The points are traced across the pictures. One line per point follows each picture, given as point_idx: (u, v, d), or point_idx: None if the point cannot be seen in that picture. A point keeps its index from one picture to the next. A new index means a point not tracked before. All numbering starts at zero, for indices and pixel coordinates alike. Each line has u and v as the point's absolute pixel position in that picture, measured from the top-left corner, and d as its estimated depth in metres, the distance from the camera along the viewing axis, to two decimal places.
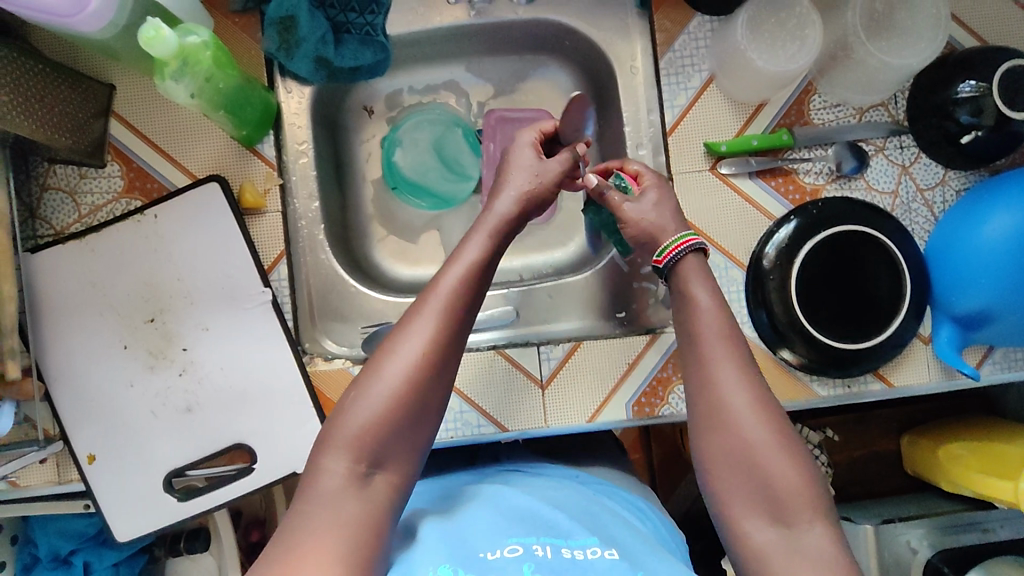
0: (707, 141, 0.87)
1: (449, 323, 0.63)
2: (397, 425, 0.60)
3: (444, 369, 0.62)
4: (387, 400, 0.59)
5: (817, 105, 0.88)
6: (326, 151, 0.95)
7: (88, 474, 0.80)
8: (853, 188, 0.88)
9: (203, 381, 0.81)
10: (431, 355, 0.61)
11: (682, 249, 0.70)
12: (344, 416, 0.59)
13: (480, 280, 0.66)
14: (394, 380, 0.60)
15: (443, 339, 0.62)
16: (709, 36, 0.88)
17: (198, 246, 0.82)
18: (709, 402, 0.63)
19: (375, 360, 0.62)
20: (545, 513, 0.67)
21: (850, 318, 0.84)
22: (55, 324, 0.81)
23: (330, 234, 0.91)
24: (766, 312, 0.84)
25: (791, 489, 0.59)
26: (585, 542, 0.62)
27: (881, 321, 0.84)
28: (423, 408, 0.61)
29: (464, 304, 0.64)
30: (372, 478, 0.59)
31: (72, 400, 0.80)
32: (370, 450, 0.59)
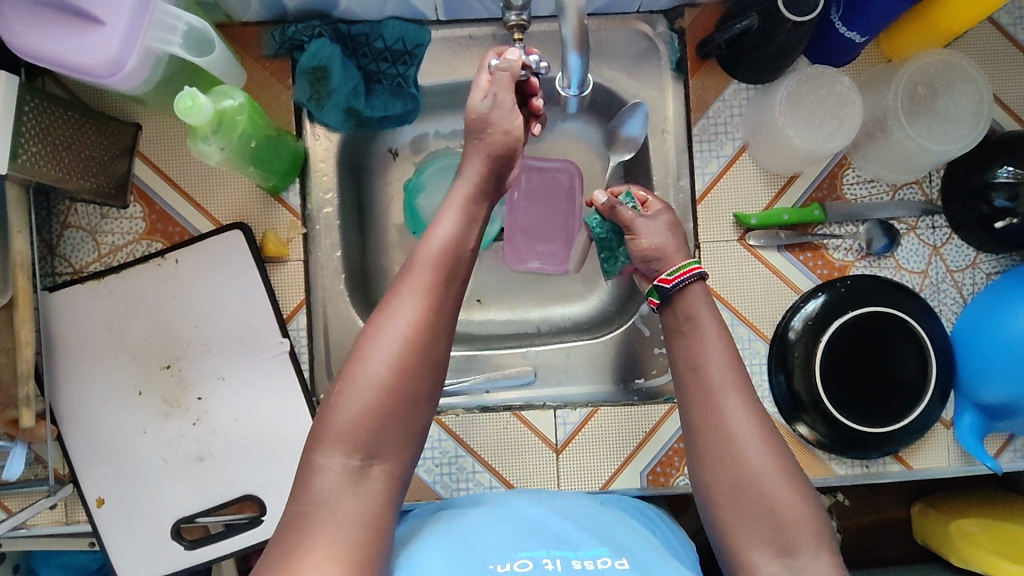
0: (737, 212, 0.86)
1: (433, 303, 0.61)
2: (390, 409, 0.58)
3: (433, 345, 0.61)
4: (376, 385, 0.58)
5: (849, 180, 0.87)
6: (351, 197, 0.94)
7: (96, 519, 0.80)
8: (882, 266, 0.87)
9: (217, 431, 0.81)
10: (417, 334, 0.60)
11: (689, 275, 0.73)
12: (332, 407, 0.58)
13: (459, 253, 0.64)
14: (380, 364, 0.59)
15: (428, 318, 0.60)
16: (744, 104, 0.86)
17: (217, 293, 0.82)
18: (729, 493, 0.62)
19: (360, 347, 0.60)
20: (552, 523, 0.66)
21: (871, 399, 0.83)
22: (70, 366, 0.80)
23: (351, 282, 0.90)
24: (788, 386, 0.83)
25: (796, 517, 0.60)
26: (594, 552, 0.61)
27: (904, 405, 0.82)
28: (414, 392, 0.59)
29: (445, 280, 0.62)
30: (370, 469, 0.57)
31: (84, 444, 0.80)
32: (364, 443, 0.57)
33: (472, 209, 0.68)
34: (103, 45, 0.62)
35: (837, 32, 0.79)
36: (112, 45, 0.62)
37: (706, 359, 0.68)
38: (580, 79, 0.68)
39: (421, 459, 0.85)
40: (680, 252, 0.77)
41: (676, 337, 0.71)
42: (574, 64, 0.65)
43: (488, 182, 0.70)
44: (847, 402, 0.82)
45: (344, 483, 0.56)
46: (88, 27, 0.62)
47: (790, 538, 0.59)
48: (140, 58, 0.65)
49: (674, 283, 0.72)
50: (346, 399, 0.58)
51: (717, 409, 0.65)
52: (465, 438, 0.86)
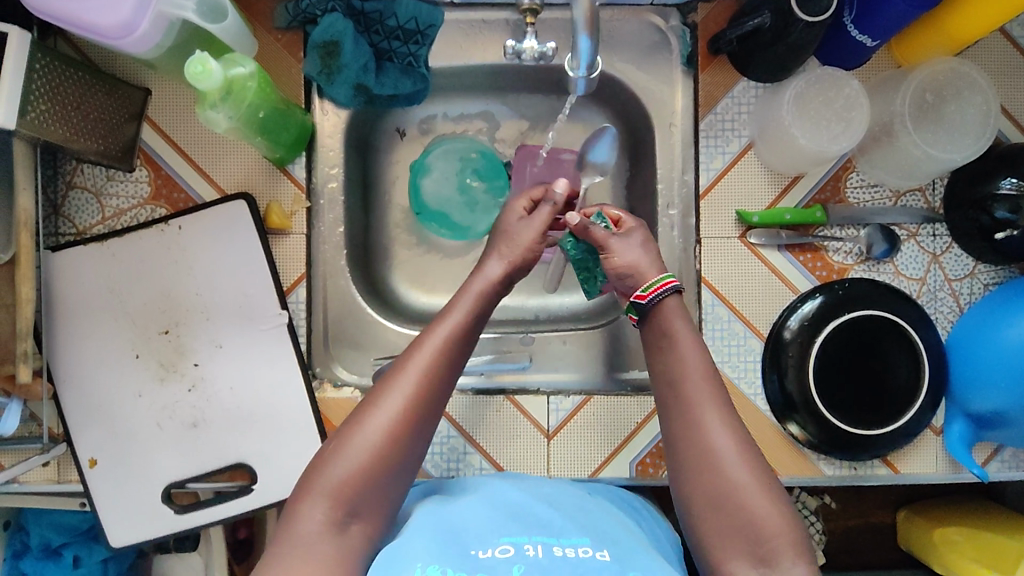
0: (740, 210, 0.86)
1: (433, 385, 0.66)
2: (377, 476, 0.62)
3: (423, 427, 0.65)
4: (370, 449, 0.62)
5: (853, 183, 0.87)
6: (356, 174, 0.94)
7: (88, 479, 0.81)
8: (881, 271, 0.87)
9: (211, 398, 0.81)
10: (415, 412, 0.65)
11: (665, 290, 0.72)
12: (326, 463, 0.62)
13: (464, 340, 0.70)
14: (378, 429, 0.63)
15: (426, 400, 0.65)
16: (752, 102, 0.87)
17: (219, 262, 0.82)
18: (708, 498, 0.63)
19: (360, 411, 0.65)
20: (537, 511, 0.66)
21: (862, 403, 0.83)
22: (68, 326, 0.81)
23: (352, 258, 0.91)
24: (780, 385, 0.84)
25: (775, 530, 0.61)
26: (575, 541, 0.61)
27: (888, 418, 0.83)
28: (402, 462, 0.64)
29: (447, 368, 0.68)
30: (349, 526, 0.61)
31: (80, 403, 0.80)
32: (348, 499, 0.61)
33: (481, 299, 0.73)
34: (117, 6, 0.63)
35: (848, 34, 0.80)
36: (126, 7, 0.63)
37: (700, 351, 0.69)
38: (590, 59, 0.66)
39: None
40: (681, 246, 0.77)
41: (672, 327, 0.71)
42: (584, 45, 0.65)
43: (496, 279, 0.75)
44: (841, 408, 0.83)
45: (323, 531, 0.60)
46: None
47: (768, 549, 0.60)
48: (153, 22, 0.66)
49: (649, 299, 0.72)
50: (340, 457, 0.62)
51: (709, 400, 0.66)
52: (457, 418, 0.87)
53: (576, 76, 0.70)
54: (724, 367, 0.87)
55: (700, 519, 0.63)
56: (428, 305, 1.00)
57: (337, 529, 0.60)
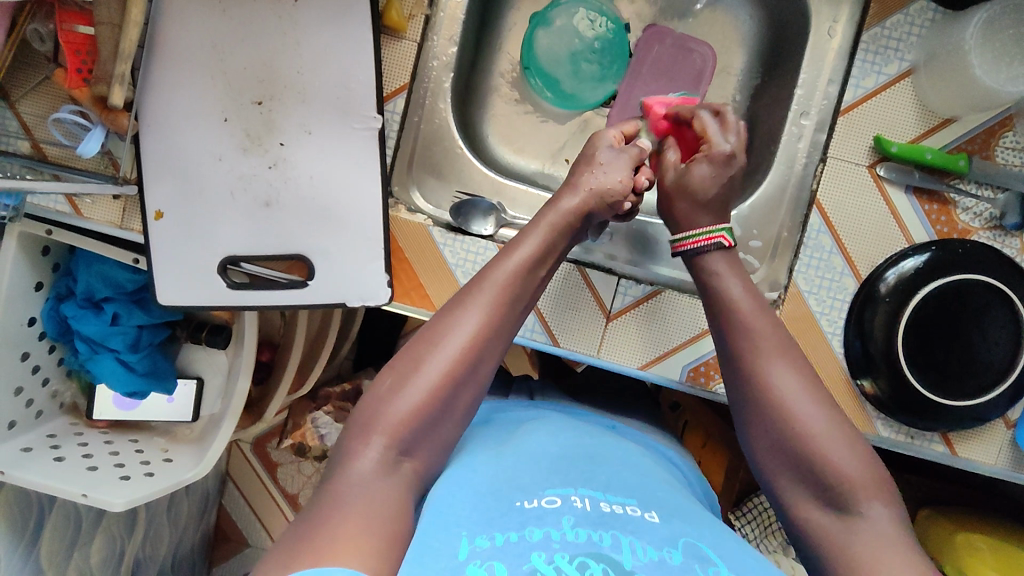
0: (879, 136, 0.79)
1: (494, 323, 0.60)
2: (432, 418, 0.56)
3: (481, 370, 0.59)
4: (425, 393, 0.56)
5: (1006, 143, 0.79)
6: (479, 3, 0.89)
7: (151, 230, 0.80)
8: (1006, 245, 0.80)
9: (289, 182, 0.79)
10: (472, 352, 0.58)
11: (698, 244, 0.68)
12: (377, 406, 0.56)
13: (528, 281, 0.63)
14: (434, 372, 0.57)
15: (484, 338, 0.59)
16: (928, 25, 0.78)
17: (327, 47, 0.78)
18: (787, 444, 0.57)
19: (414, 350, 0.59)
20: (580, 461, 0.61)
21: (945, 371, 0.77)
22: (164, 70, 0.77)
23: (455, 87, 0.87)
24: (861, 341, 0.79)
25: (856, 473, 0.55)
26: (622, 498, 0.55)
27: (961, 393, 0.77)
28: (457, 407, 0.58)
29: (509, 307, 0.61)
30: (402, 464, 0.55)
31: (160, 152, 0.79)
32: (402, 437, 0.55)
33: (550, 239, 0.66)
34: None
35: None
36: None
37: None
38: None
39: None
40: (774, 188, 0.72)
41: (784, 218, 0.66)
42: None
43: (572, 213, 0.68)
44: (920, 371, 0.77)
45: (376, 470, 0.54)
46: None
47: (847, 495, 0.55)
48: None
49: (675, 255, 0.70)
50: (392, 400, 0.56)
51: None
52: None
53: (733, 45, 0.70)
54: (809, 298, 0.82)
55: (760, 434, 0.60)
56: (514, 164, 0.96)
57: (391, 467, 0.54)
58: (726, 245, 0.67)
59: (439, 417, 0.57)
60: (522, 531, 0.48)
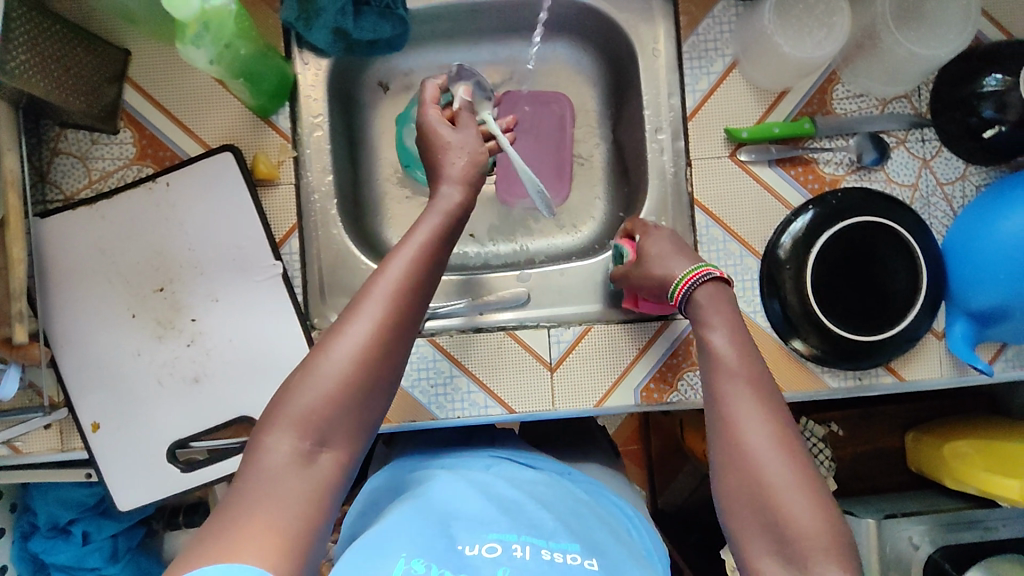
0: (728, 128, 0.86)
1: (402, 301, 0.60)
2: (344, 405, 0.56)
3: (391, 352, 0.59)
4: (334, 378, 0.56)
5: (839, 95, 0.87)
6: (340, 126, 0.93)
7: (92, 442, 0.80)
8: (873, 180, 0.87)
9: (210, 353, 0.80)
10: (381, 335, 0.58)
11: (688, 287, 0.70)
12: (290, 392, 0.56)
13: (432, 262, 0.64)
14: (342, 359, 0.57)
15: (395, 318, 0.59)
16: (733, 20, 0.86)
17: (208, 218, 0.81)
18: (747, 482, 0.56)
19: (324, 338, 0.59)
20: (527, 511, 0.63)
21: (868, 314, 0.83)
22: (62, 290, 0.80)
23: (342, 208, 0.90)
24: (779, 302, 0.84)
25: (806, 531, 0.53)
26: (564, 546, 0.57)
27: (891, 317, 0.83)
28: (373, 387, 0.58)
29: (417, 288, 0.62)
30: (319, 455, 0.55)
31: (79, 368, 0.80)
32: (316, 428, 0.55)
33: (448, 220, 0.67)
34: None
35: None
36: None
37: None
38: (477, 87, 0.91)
39: (417, 380, 0.85)
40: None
41: None
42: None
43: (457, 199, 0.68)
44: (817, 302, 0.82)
45: (290, 463, 0.53)
46: None
47: (795, 550, 0.53)
48: None
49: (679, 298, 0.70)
50: (304, 384, 0.56)
51: None
52: (460, 358, 0.85)
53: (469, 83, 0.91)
54: None
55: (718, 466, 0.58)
56: None
57: (306, 459, 0.54)
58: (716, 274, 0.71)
59: (353, 403, 0.57)
60: (454, 572, 0.51)
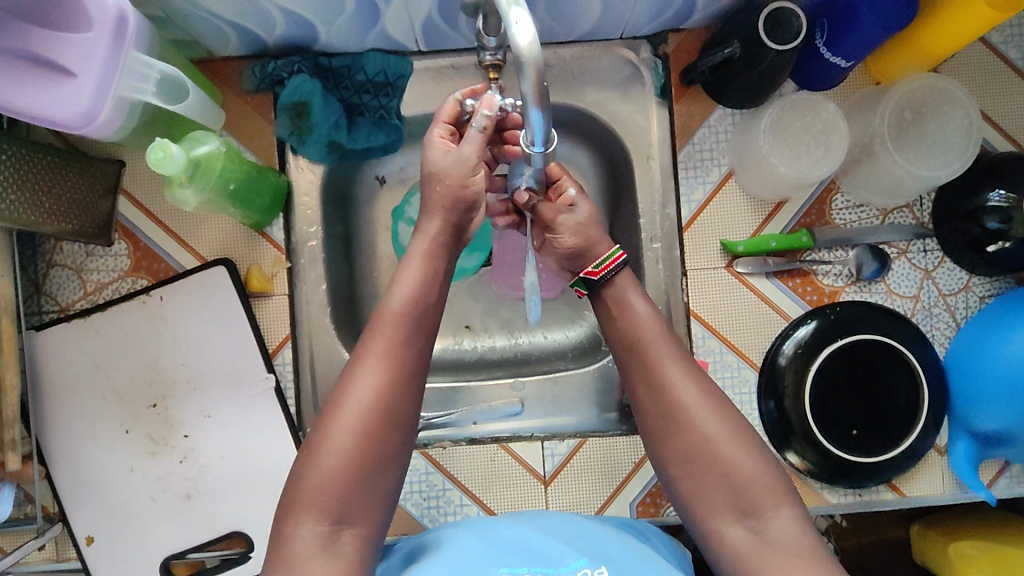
0: (724, 240, 0.85)
1: (394, 363, 0.62)
2: (357, 478, 0.58)
3: (397, 412, 0.61)
4: (345, 453, 0.58)
5: (838, 205, 0.85)
6: (336, 229, 0.92)
7: (86, 557, 0.80)
8: (873, 292, 0.86)
9: (203, 469, 0.81)
10: (382, 396, 0.60)
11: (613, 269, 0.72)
12: (301, 474, 0.58)
13: (422, 310, 0.65)
14: (347, 434, 0.59)
15: (389, 377, 0.61)
16: (730, 129, 0.85)
17: (202, 332, 0.82)
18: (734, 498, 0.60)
19: (326, 414, 0.60)
20: (532, 544, 0.65)
21: (866, 400, 0.82)
22: (56, 406, 0.80)
23: (337, 313, 0.90)
24: (776, 403, 0.82)
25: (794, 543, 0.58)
26: (574, 566, 0.62)
27: (893, 393, 0.82)
28: (383, 455, 0.59)
29: (410, 339, 0.63)
30: (341, 534, 0.57)
31: (73, 483, 0.80)
32: (334, 508, 0.57)
33: (431, 264, 0.69)
34: (76, 97, 0.60)
35: (821, 57, 0.78)
36: (86, 96, 0.60)
37: (696, 395, 0.64)
38: (545, 134, 0.54)
39: (409, 493, 0.84)
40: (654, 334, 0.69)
41: (656, 366, 0.66)
42: (535, 118, 0.52)
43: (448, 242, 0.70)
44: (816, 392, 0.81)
45: (315, 546, 0.55)
46: (61, 78, 0.60)
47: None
48: (114, 105, 0.63)
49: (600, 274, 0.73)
50: (312, 466, 0.58)
51: (715, 457, 0.62)
52: (452, 471, 0.85)
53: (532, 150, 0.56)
54: None
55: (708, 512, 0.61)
56: None
57: (328, 541, 0.56)
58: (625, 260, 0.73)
59: (367, 473, 0.58)
60: None
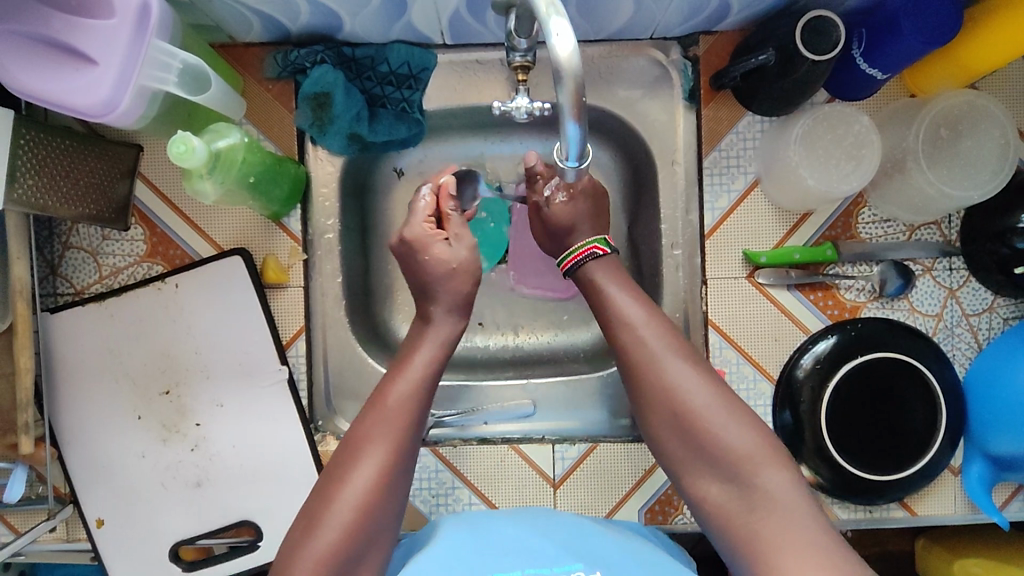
0: (746, 250, 0.84)
1: (393, 450, 0.61)
2: (356, 551, 0.57)
3: (393, 502, 0.60)
4: (341, 529, 0.57)
5: (865, 219, 0.84)
6: (354, 220, 0.91)
7: (96, 539, 0.80)
8: (895, 308, 0.84)
9: (214, 457, 0.81)
10: (382, 479, 0.59)
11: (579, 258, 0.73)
12: (295, 547, 0.56)
13: (420, 403, 0.65)
14: (346, 511, 0.57)
15: (406, 435, 0.62)
16: (759, 137, 0.83)
17: (216, 320, 0.81)
18: None
19: (325, 489, 0.59)
20: (533, 540, 0.64)
21: (886, 446, 0.81)
22: (69, 389, 0.80)
23: (352, 306, 0.89)
24: (791, 413, 0.81)
25: None
26: (567, 568, 0.59)
27: (914, 450, 0.81)
28: (381, 528, 0.59)
29: (408, 428, 0.63)
30: None
31: (85, 466, 0.80)
32: (333, 571, 0.55)
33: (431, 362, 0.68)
34: (95, 86, 0.59)
35: (858, 68, 0.76)
36: (106, 85, 0.59)
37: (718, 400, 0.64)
38: (579, 148, 0.55)
39: (417, 490, 0.84)
40: None
41: None
42: (571, 131, 0.53)
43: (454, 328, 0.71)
44: (836, 418, 0.80)
45: None
46: (81, 66, 0.59)
47: None
48: (135, 96, 0.62)
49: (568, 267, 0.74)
50: (311, 536, 0.56)
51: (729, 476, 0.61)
52: (461, 470, 0.84)
53: (566, 166, 0.58)
54: None
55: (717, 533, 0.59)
56: None
57: None
58: (602, 252, 0.73)
59: (363, 550, 0.57)
60: None
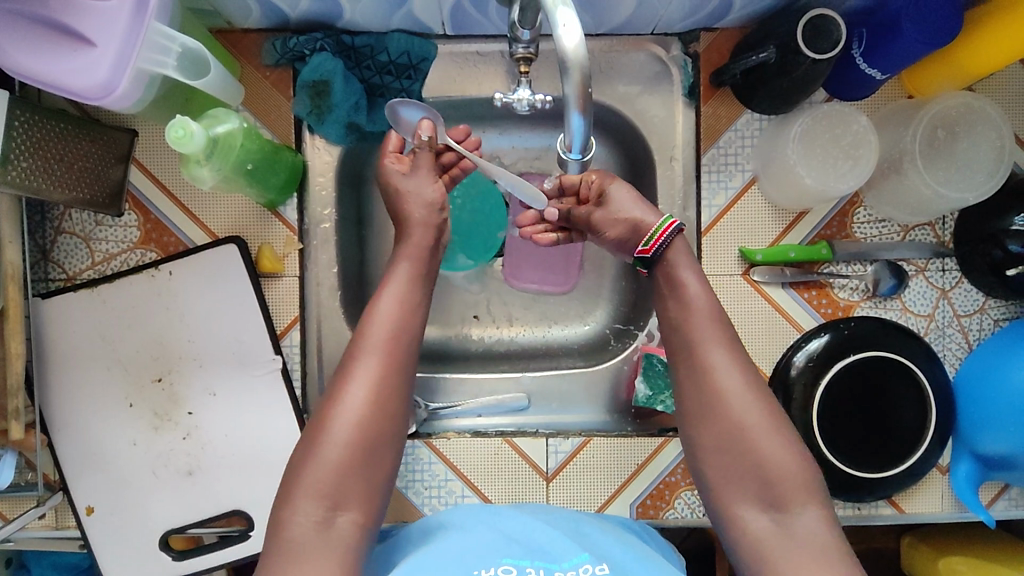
0: (743, 248, 0.84)
1: (383, 367, 0.64)
2: (352, 470, 0.60)
3: (385, 420, 0.63)
4: (336, 448, 0.60)
5: (860, 219, 0.85)
6: (351, 210, 0.90)
7: (86, 526, 0.80)
8: (888, 308, 0.85)
9: (206, 446, 0.81)
10: (372, 396, 0.62)
11: (668, 235, 0.72)
12: (297, 467, 0.60)
13: (407, 326, 0.67)
14: (340, 429, 0.61)
15: (377, 395, 0.63)
16: (757, 134, 0.84)
17: (210, 308, 0.81)
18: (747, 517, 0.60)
19: (321, 410, 0.63)
20: (535, 537, 0.65)
21: (874, 439, 0.82)
22: (61, 375, 0.80)
23: (347, 297, 0.89)
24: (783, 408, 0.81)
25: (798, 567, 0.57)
26: (575, 561, 0.60)
27: (902, 447, 0.82)
28: (376, 448, 0.62)
29: (396, 346, 0.65)
30: (336, 519, 0.59)
31: (75, 453, 0.80)
32: (329, 493, 0.59)
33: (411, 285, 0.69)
34: (94, 67, 0.59)
35: (857, 67, 0.76)
36: (104, 67, 0.59)
37: (717, 388, 0.64)
38: (584, 140, 0.54)
39: (410, 481, 0.84)
40: (669, 339, 0.69)
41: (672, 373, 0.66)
42: (575, 124, 0.52)
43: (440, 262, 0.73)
44: (828, 414, 0.80)
45: (310, 529, 0.57)
46: (78, 47, 0.58)
47: None
48: (134, 79, 0.61)
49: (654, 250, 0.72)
50: (312, 456, 0.60)
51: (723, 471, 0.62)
52: (455, 462, 0.84)
53: (569, 159, 0.57)
54: None
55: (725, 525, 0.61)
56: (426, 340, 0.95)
57: (323, 523, 0.58)
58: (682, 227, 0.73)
59: (358, 470, 0.60)
60: None
